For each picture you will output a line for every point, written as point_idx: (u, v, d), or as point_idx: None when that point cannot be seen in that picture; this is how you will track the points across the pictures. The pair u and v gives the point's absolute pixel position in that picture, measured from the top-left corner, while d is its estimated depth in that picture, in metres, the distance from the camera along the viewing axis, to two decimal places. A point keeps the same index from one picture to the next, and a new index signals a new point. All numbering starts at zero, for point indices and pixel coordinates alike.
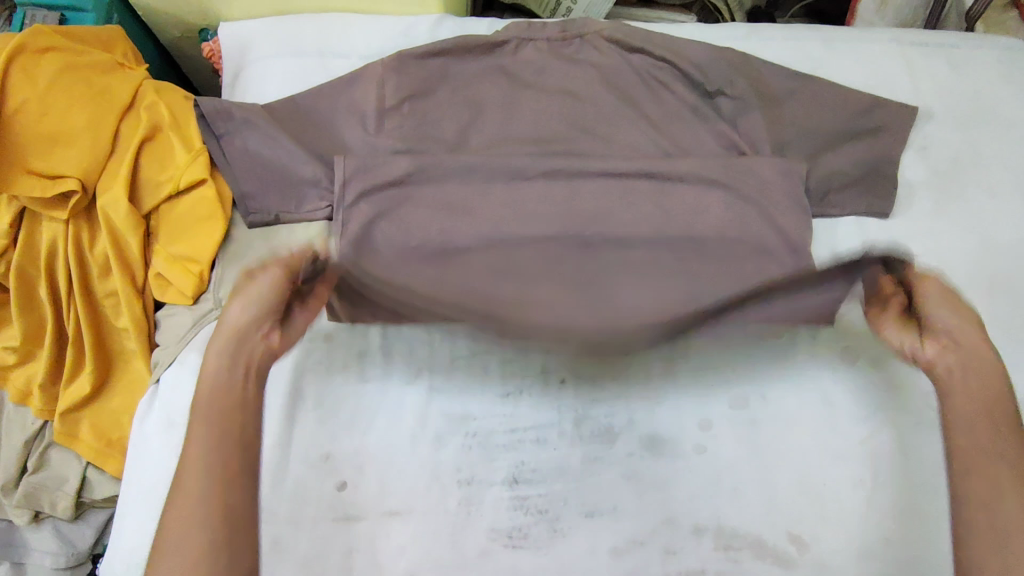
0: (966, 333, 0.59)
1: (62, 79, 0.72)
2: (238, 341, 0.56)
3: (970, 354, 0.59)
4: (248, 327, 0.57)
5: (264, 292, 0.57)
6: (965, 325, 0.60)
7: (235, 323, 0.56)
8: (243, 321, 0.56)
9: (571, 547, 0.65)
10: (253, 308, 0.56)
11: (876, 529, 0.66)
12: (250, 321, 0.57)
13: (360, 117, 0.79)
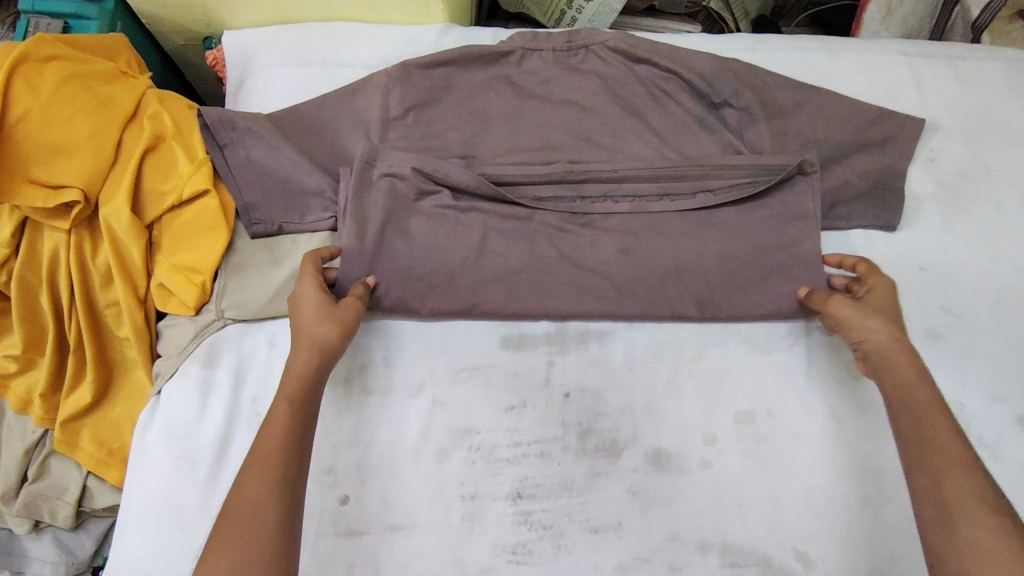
0: (867, 326, 0.63)
1: (65, 89, 0.71)
2: (319, 347, 0.61)
3: (873, 347, 0.62)
4: (331, 334, 0.62)
5: (342, 311, 0.64)
6: (864, 322, 0.63)
7: (318, 336, 0.62)
8: (328, 334, 0.62)
9: (575, 564, 0.65)
10: (336, 322, 0.63)
11: (883, 546, 0.65)
12: (331, 330, 0.62)
13: (364, 128, 0.78)
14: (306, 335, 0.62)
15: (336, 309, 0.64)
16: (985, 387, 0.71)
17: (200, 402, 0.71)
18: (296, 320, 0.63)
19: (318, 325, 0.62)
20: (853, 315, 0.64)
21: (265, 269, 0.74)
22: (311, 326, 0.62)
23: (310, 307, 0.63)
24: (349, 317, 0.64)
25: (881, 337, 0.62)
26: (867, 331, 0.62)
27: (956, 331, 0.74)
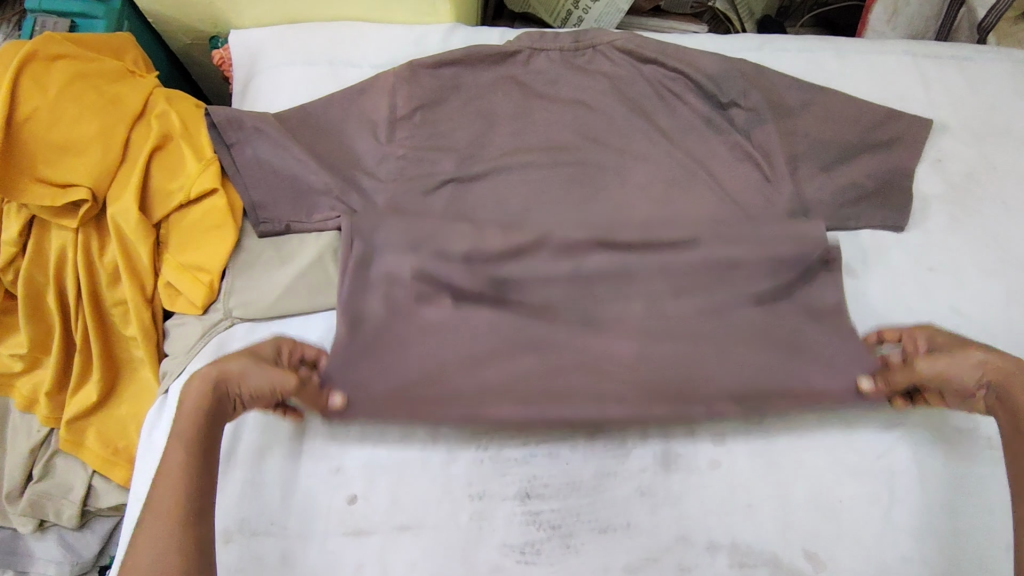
0: (971, 365, 0.61)
1: (73, 88, 0.71)
2: (226, 380, 0.59)
3: (993, 378, 0.60)
4: (239, 379, 0.60)
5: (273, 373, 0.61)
6: (968, 361, 0.61)
7: (230, 369, 0.59)
8: (242, 378, 0.59)
9: (584, 565, 0.64)
10: (253, 377, 0.60)
11: (892, 547, 0.65)
12: (245, 375, 0.60)
13: (371, 127, 0.78)
14: (223, 364, 0.60)
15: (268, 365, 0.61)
16: None
17: None
18: (228, 354, 0.61)
19: (239, 364, 0.60)
20: (949, 361, 0.61)
21: (273, 268, 0.74)
22: (238, 365, 0.60)
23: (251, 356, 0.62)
24: (270, 381, 0.60)
25: (993, 364, 0.60)
26: (969, 367, 0.61)
27: (965, 332, 0.74)
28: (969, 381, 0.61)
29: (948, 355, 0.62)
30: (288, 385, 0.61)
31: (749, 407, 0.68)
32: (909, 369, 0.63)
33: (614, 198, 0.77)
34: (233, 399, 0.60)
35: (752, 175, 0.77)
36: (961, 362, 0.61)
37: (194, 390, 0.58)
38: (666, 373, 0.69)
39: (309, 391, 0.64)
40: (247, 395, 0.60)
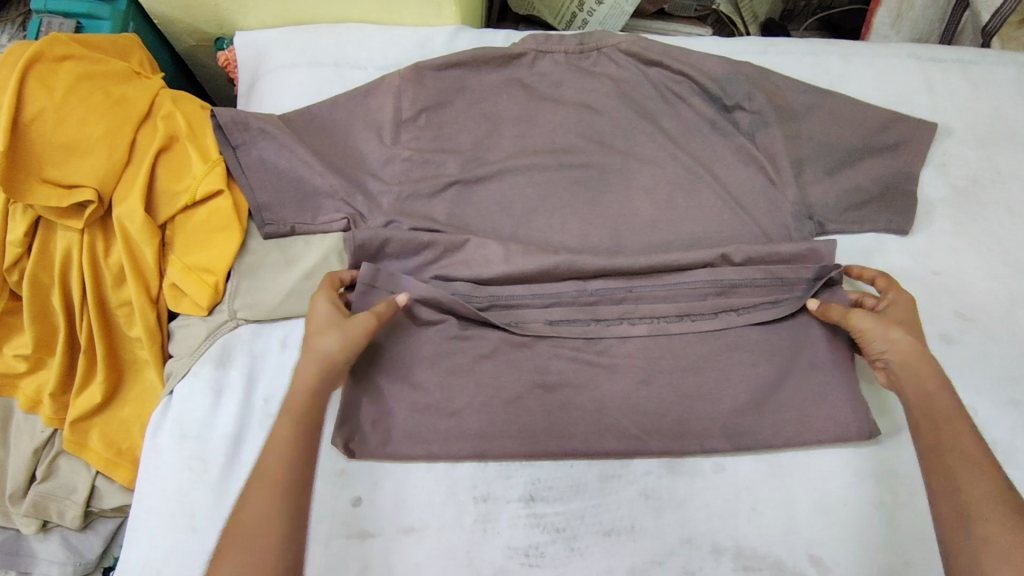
0: (886, 340, 0.63)
1: (79, 90, 0.72)
2: (321, 362, 0.60)
3: (896, 361, 0.62)
4: (331, 348, 0.60)
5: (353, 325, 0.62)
6: (887, 332, 0.63)
7: (318, 348, 0.60)
8: (331, 349, 0.60)
9: (588, 567, 0.64)
10: (343, 342, 0.61)
11: (897, 551, 0.65)
12: (335, 345, 0.61)
13: (376, 129, 0.78)
14: (312, 346, 0.60)
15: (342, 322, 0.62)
16: (1000, 391, 0.71)
17: (212, 403, 0.71)
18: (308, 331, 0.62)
19: (325, 339, 0.61)
20: (874, 323, 0.63)
21: (278, 270, 0.74)
22: (317, 339, 0.61)
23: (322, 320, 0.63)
24: (355, 335, 0.61)
25: (905, 344, 0.61)
26: (889, 342, 0.62)
27: (969, 335, 0.74)
28: (881, 347, 0.63)
29: (879, 321, 0.64)
30: (369, 321, 0.62)
31: (753, 409, 0.68)
32: (845, 310, 0.66)
33: (619, 200, 0.77)
34: (344, 366, 0.61)
35: (757, 178, 0.77)
36: (885, 331, 0.63)
37: (305, 380, 0.59)
38: (669, 376, 0.69)
39: (388, 305, 0.65)
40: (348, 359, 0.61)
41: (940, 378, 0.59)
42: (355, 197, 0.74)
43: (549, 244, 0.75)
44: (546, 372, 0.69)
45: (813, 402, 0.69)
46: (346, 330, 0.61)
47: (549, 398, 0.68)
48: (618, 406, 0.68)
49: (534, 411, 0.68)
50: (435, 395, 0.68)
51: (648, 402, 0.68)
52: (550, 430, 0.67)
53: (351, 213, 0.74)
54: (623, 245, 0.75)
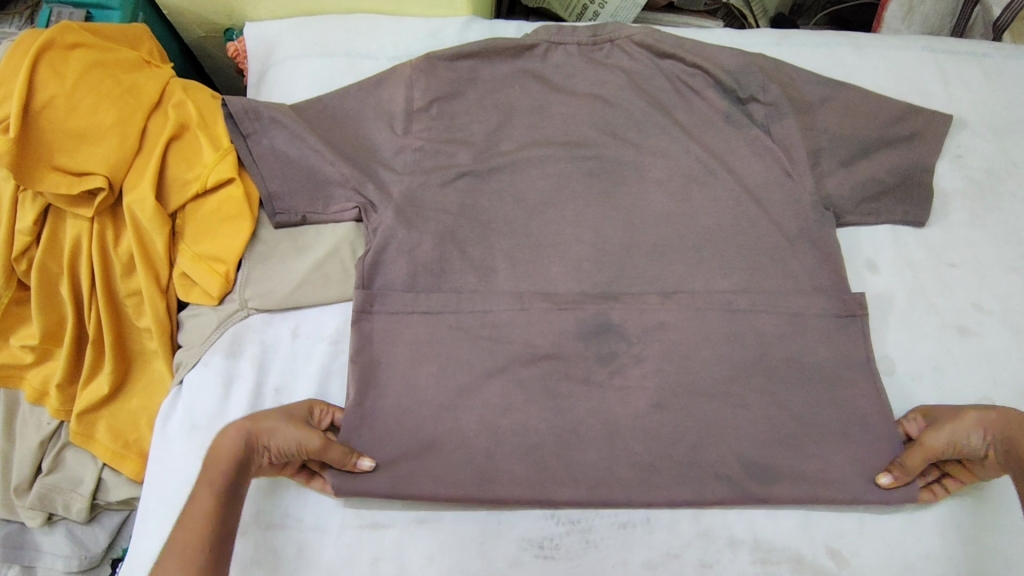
0: (970, 428, 0.61)
1: (90, 77, 0.71)
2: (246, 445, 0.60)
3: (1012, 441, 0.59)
4: (266, 435, 0.61)
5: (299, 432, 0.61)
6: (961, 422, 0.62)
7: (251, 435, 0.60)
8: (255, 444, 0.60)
9: (604, 559, 0.64)
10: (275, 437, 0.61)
11: (915, 543, 0.64)
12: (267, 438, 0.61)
13: (388, 119, 0.77)
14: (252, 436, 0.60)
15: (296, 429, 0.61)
16: (1017, 384, 0.70)
17: (222, 393, 0.70)
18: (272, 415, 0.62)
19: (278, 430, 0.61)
20: (950, 426, 0.62)
21: (289, 260, 0.74)
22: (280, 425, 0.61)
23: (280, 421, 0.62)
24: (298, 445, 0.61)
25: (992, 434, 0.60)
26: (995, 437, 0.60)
27: (986, 328, 0.73)
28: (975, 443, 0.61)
29: (950, 420, 0.62)
30: (311, 443, 0.60)
31: (774, 402, 0.67)
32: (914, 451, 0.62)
33: (634, 190, 0.76)
34: (260, 454, 0.60)
35: (773, 170, 0.76)
36: (964, 426, 0.61)
37: (225, 441, 0.60)
38: (688, 366, 0.68)
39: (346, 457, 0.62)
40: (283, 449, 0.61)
41: None
42: (367, 185, 0.73)
43: (563, 233, 0.74)
44: (561, 362, 0.68)
45: (828, 396, 0.67)
46: (285, 427, 0.61)
47: (563, 389, 0.68)
48: (633, 404, 0.67)
49: (546, 402, 0.67)
50: (447, 384, 0.67)
51: (661, 394, 0.67)
52: (565, 421, 0.67)
53: (361, 203, 0.73)
54: (638, 237, 0.74)
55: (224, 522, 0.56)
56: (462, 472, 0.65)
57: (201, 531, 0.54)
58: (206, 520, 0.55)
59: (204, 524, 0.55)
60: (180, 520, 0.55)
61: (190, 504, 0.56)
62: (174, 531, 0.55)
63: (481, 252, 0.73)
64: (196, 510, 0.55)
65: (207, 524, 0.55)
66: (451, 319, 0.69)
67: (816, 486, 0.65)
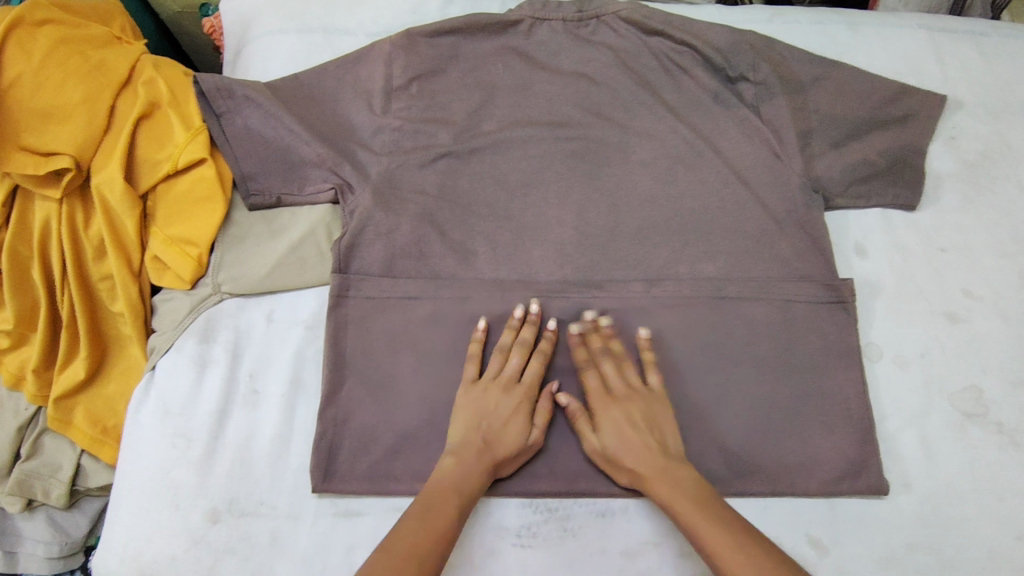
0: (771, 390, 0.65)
1: (57, 54, 0.69)
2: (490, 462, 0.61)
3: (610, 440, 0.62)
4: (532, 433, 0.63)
5: (506, 408, 0.63)
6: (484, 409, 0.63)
7: (505, 441, 0.62)
8: (520, 443, 0.62)
9: (582, 548, 0.63)
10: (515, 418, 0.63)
11: (899, 531, 0.63)
12: (523, 428, 0.63)
13: (366, 97, 0.75)
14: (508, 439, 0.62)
15: (525, 410, 0.64)
16: (1005, 371, 0.69)
17: (195, 378, 0.68)
18: (493, 440, 0.62)
19: (512, 432, 0.62)
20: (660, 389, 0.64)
21: (263, 242, 0.72)
22: (490, 431, 0.62)
23: (490, 425, 0.62)
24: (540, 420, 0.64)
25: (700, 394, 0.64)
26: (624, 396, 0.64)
27: (976, 314, 0.71)
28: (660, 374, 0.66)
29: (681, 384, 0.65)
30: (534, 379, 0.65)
31: (760, 389, 0.66)
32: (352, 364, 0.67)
33: (620, 171, 0.74)
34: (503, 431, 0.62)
35: (762, 152, 0.74)
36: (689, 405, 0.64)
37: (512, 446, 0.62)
38: (671, 353, 0.67)
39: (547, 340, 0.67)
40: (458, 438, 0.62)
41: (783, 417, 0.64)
42: (343, 166, 0.71)
43: (545, 216, 0.72)
44: (541, 349, 0.67)
45: (810, 381, 0.66)
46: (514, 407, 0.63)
47: (540, 374, 0.66)
48: (614, 392, 0.66)
49: (526, 388, 0.66)
50: (424, 371, 0.66)
51: (643, 380, 0.66)
52: (545, 409, 0.65)
53: (338, 183, 0.71)
54: (622, 220, 0.72)
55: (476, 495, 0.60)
56: (441, 463, 0.64)
57: (451, 513, 0.57)
58: (457, 497, 0.58)
59: (451, 503, 0.58)
60: (429, 508, 0.57)
61: (440, 485, 0.59)
62: (422, 510, 0.57)
63: (461, 235, 0.71)
64: (450, 483, 0.59)
65: (456, 506, 0.58)
66: (429, 306, 0.68)
67: (798, 476, 0.64)
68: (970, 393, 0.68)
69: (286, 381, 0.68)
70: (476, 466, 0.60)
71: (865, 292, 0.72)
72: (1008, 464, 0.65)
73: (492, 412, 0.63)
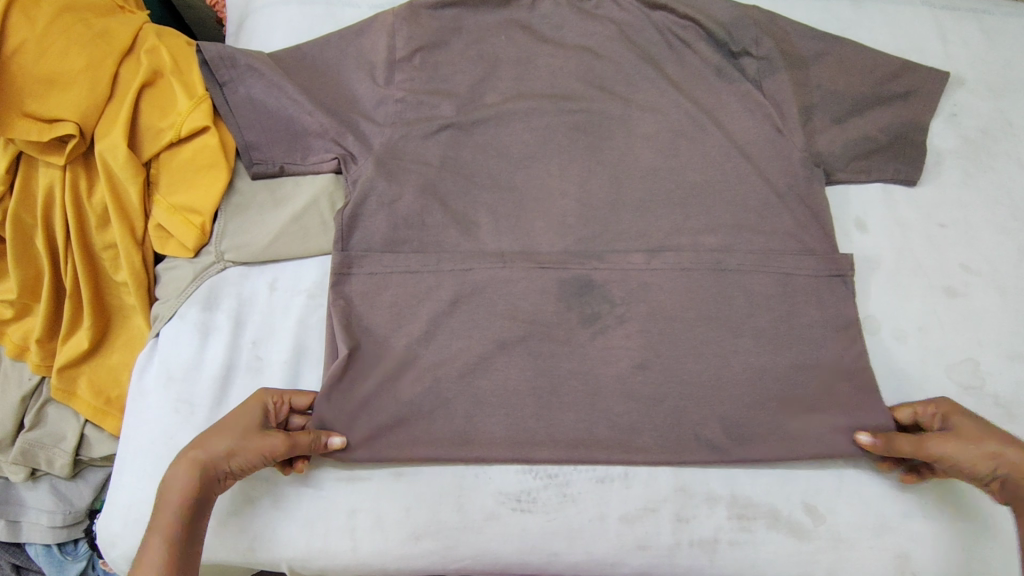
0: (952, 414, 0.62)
1: (61, 20, 0.68)
2: (205, 465, 0.57)
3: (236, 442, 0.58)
4: (213, 435, 0.59)
5: (242, 424, 0.60)
6: (981, 449, 0.58)
7: (218, 446, 0.58)
8: (224, 453, 0.58)
9: (581, 513, 0.65)
10: (234, 427, 0.59)
11: (891, 502, 0.65)
12: (242, 433, 0.59)
13: (369, 68, 0.75)
14: (205, 444, 0.58)
15: (247, 427, 0.59)
16: (1003, 345, 0.70)
17: (198, 345, 0.69)
18: (193, 438, 0.60)
19: (217, 439, 0.58)
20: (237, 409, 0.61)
21: (267, 211, 0.72)
22: (218, 432, 0.59)
23: (215, 435, 0.59)
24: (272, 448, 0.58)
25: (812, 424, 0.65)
26: (248, 408, 0.61)
27: (974, 289, 0.72)
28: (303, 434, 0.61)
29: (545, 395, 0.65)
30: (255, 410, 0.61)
31: (759, 360, 0.67)
32: (916, 440, 0.60)
33: (622, 144, 0.74)
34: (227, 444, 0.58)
35: (763, 126, 0.74)
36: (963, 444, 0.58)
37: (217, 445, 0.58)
38: (671, 323, 0.67)
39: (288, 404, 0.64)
40: (226, 436, 0.59)
41: (979, 424, 0.60)
42: (347, 136, 0.71)
43: (548, 187, 0.72)
44: (544, 319, 0.67)
45: (810, 355, 0.67)
46: (225, 417, 0.61)
47: (540, 344, 0.67)
48: (615, 362, 0.66)
49: (527, 357, 0.66)
50: (426, 341, 0.67)
51: (643, 350, 0.66)
52: (546, 378, 0.66)
53: (341, 153, 0.71)
54: (624, 192, 0.72)
55: (202, 500, 0.57)
56: (443, 431, 0.65)
57: (173, 515, 0.55)
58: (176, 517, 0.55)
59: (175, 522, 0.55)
60: (157, 510, 0.56)
61: (166, 486, 0.57)
62: (153, 519, 0.56)
63: (463, 206, 0.71)
64: (174, 492, 0.56)
65: (176, 515, 0.56)
66: (431, 278, 0.68)
67: (794, 447, 0.65)
68: (967, 366, 0.69)
69: (289, 349, 0.69)
70: (195, 465, 0.57)
71: (863, 265, 0.73)
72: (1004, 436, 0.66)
73: (226, 422, 0.60)
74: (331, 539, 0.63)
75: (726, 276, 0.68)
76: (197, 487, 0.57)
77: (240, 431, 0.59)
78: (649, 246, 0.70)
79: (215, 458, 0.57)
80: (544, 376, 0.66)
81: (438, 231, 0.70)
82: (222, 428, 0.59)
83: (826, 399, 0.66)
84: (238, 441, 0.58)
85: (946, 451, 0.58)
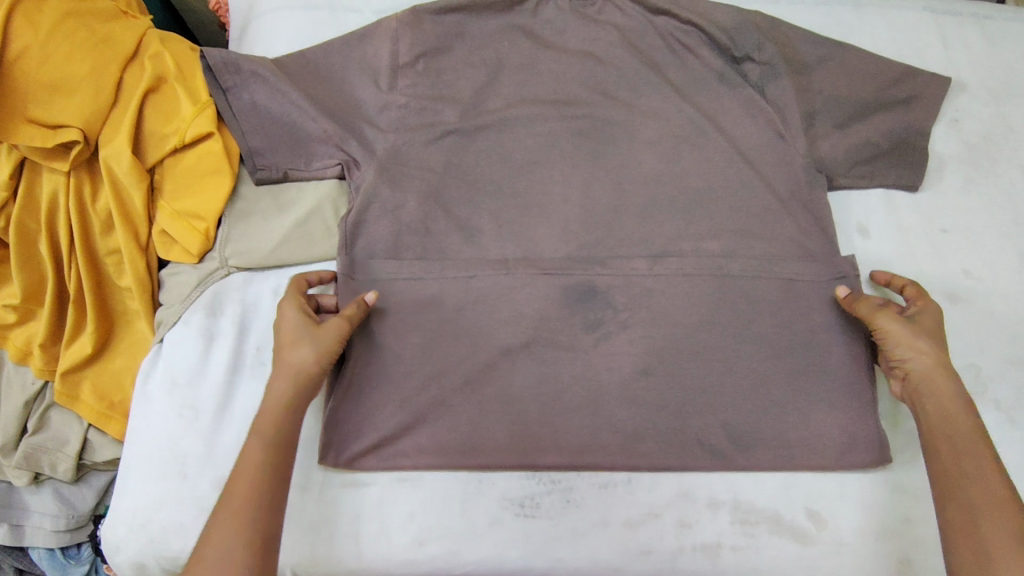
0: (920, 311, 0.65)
1: (65, 26, 0.69)
2: (293, 376, 0.60)
3: (308, 351, 0.61)
4: (286, 346, 0.61)
5: (299, 328, 0.62)
6: (916, 347, 0.62)
7: (294, 358, 0.61)
8: (304, 363, 0.61)
9: (584, 518, 0.65)
10: (298, 335, 0.61)
11: (892, 507, 0.65)
12: (308, 341, 0.61)
13: (372, 74, 0.75)
14: (286, 359, 0.61)
15: (305, 329, 0.62)
16: (1004, 350, 0.70)
17: (202, 351, 0.69)
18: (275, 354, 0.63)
19: (291, 351, 0.61)
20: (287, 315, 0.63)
21: (270, 217, 0.72)
22: (287, 346, 0.61)
23: (285, 348, 0.61)
24: (328, 344, 0.61)
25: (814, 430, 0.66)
26: (288, 311, 0.63)
27: (975, 295, 0.72)
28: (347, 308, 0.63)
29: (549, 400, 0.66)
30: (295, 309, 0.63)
31: (762, 365, 0.67)
32: (875, 308, 0.64)
33: (625, 150, 0.74)
34: (301, 350, 0.61)
35: (765, 132, 0.74)
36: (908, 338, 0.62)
37: (292, 355, 0.61)
38: (673, 329, 0.67)
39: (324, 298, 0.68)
40: (297, 343, 0.61)
41: (936, 331, 0.63)
42: (350, 142, 0.71)
43: (551, 193, 0.72)
44: (547, 324, 0.67)
45: (812, 360, 0.67)
46: (281, 322, 0.63)
47: (544, 349, 0.67)
48: (618, 368, 0.67)
49: (531, 362, 0.67)
50: (430, 347, 0.67)
51: (646, 356, 0.67)
52: (550, 384, 0.66)
53: (345, 159, 0.71)
54: (627, 198, 0.72)
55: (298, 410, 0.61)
56: (448, 436, 0.65)
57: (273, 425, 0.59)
58: (258, 467, 0.57)
59: (256, 471, 0.57)
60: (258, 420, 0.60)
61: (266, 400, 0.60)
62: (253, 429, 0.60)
63: (466, 212, 0.72)
64: (269, 405, 0.60)
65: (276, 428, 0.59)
66: (434, 285, 0.68)
67: (796, 452, 0.65)
68: (969, 371, 0.69)
69: None
70: (283, 382, 0.60)
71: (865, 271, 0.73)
72: (1005, 442, 0.67)
73: (286, 330, 0.62)
74: (337, 544, 0.64)
75: (729, 281, 0.69)
76: (289, 399, 0.60)
77: (303, 334, 0.61)
78: (652, 252, 0.70)
79: (302, 369, 0.61)
80: (548, 381, 0.66)
81: (442, 237, 0.70)
82: (289, 340, 0.62)
83: (828, 404, 0.66)
84: (309, 347, 0.61)
85: (892, 329, 0.62)
